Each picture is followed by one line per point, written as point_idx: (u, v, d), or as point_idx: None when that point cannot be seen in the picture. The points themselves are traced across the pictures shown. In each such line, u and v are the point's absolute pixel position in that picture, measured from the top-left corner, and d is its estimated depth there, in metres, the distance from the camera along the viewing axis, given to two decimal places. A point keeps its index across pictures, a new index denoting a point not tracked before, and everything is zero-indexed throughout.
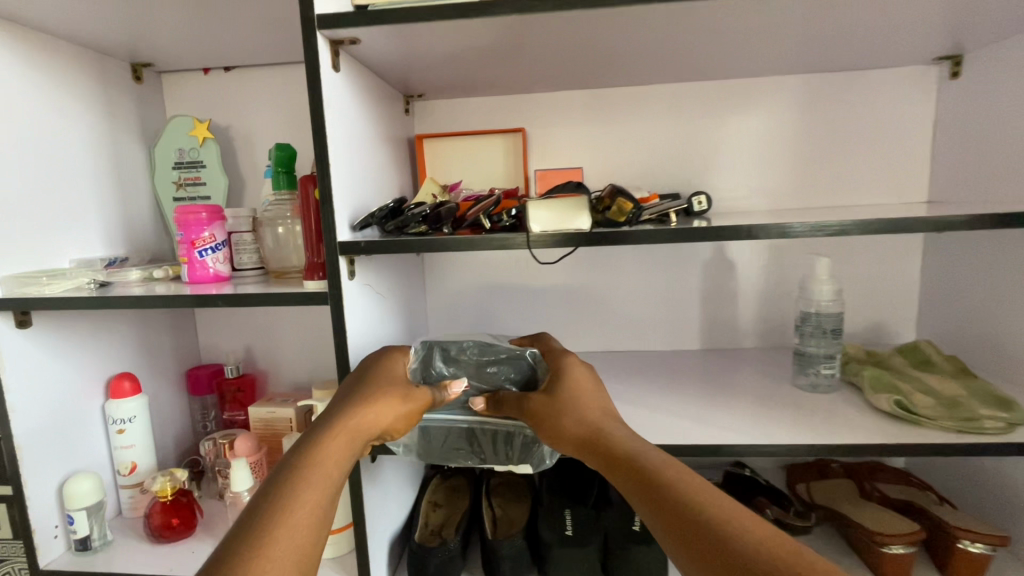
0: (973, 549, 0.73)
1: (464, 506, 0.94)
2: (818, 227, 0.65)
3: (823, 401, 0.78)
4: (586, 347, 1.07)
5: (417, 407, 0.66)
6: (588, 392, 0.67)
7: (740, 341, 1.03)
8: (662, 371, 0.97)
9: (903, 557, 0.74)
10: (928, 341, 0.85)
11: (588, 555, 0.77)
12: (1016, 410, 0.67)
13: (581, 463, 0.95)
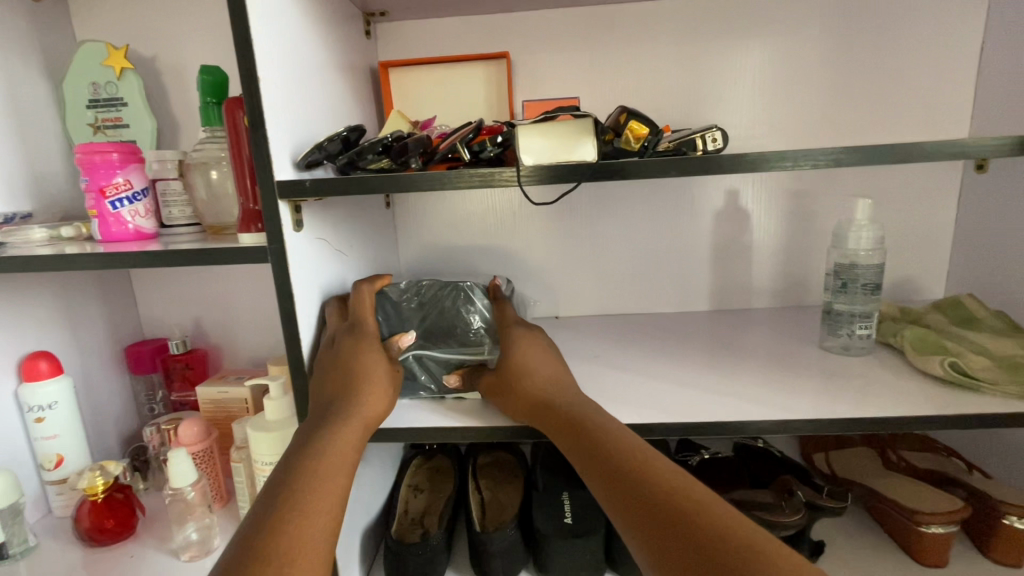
0: (1018, 526, 0.65)
1: (446, 492, 0.83)
2: (871, 157, 0.53)
3: (854, 364, 0.68)
4: (581, 310, 0.95)
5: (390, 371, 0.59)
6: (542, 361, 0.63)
7: (752, 300, 0.93)
8: (667, 335, 0.87)
9: (941, 536, 0.65)
10: (969, 296, 0.75)
11: (593, 549, 0.67)
12: None
13: None
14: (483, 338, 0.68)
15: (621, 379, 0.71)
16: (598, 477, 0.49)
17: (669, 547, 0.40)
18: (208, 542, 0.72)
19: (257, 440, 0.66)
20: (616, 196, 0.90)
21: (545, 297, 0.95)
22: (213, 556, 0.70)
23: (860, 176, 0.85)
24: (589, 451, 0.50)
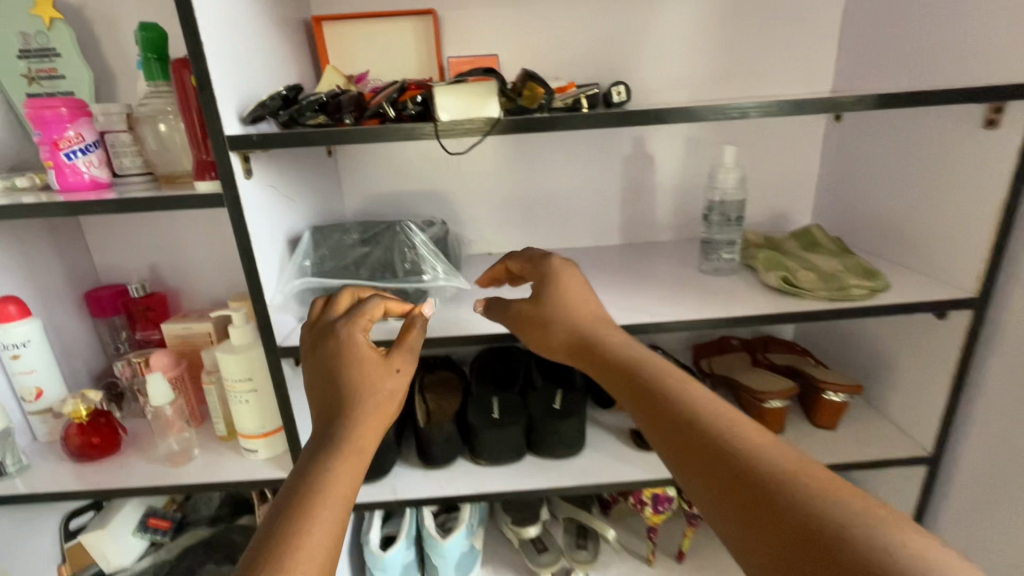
0: (831, 398, 0.86)
1: None
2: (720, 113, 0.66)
3: (720, 282, 0.85)
4: (510, 247, 1.08)
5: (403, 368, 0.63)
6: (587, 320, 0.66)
7: (656, 235, 1.08)
8: (582, 266, 1.01)
9: (775, 408, 0.87)
10: (817, 226, 0.93)
11: (514, 433, 0.84)
12: (877, 278, 0.77)
13: (509, 356, 1.01)
14: (421, 263, 0.77)
15: None
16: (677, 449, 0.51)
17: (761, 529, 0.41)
18: (188, 450, 0.84)
19: (225, 361, 0.77)
20: (539, 145, 1.01)
21: (481, 236, 1.07)
22: (194, 462, 0.82)
23: (743, 126, 0.99)
24: (665, 413, 0.53)
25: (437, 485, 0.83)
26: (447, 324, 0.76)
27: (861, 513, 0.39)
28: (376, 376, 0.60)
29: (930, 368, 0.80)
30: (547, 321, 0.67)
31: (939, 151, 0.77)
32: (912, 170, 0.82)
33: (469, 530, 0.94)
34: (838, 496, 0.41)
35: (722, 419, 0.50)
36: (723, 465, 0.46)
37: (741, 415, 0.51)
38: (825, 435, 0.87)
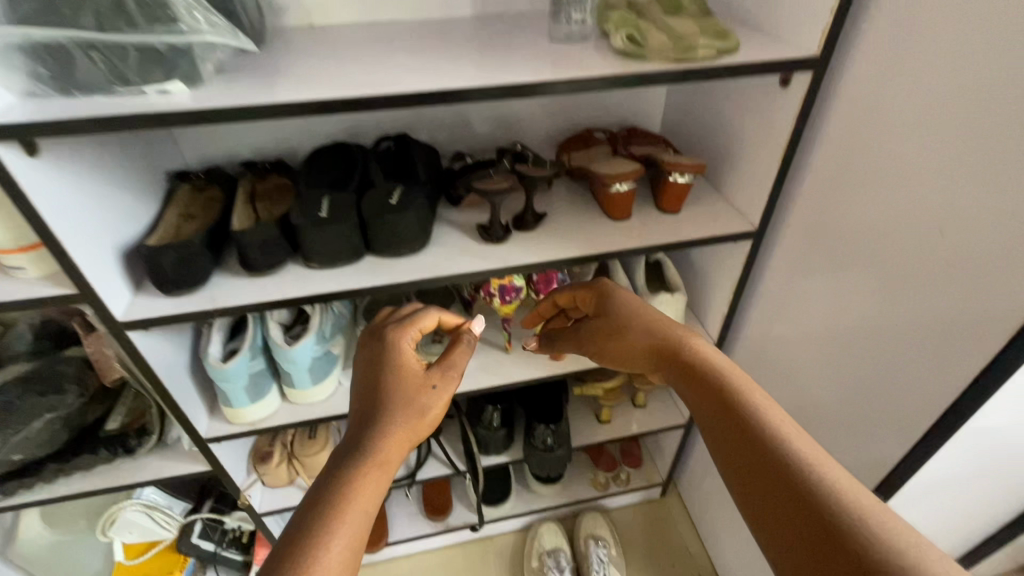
0: (676, 179, 0.86)
1: (217, 211, 0.86)
2: None
3: (569, 51, 0.75)
4: (339, 17, 0.88)
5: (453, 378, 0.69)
6: (641, 311, 0.73)
7: (514, 4, 0.92)
8: (425, 39, 0.85)
9: (622, 192, 0.86)
10: None
11: (343, 231, 0.77)
12: (728, 39, 0.70)
13: (348, 153, 0.89)
14: (171, 7, 0.58)
15: (357, 72, 0.71)
16: (719, 417, 0.58)
17: (779, 498, 0.50)
18: None
19: None
20: None
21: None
22: None
23: None
24: (710, 392, 0.60)
25: (268, 290, 0.77)
26: (227, 96, 0.62)
27: (883, 516, 0.45)
28: (423, 395, 0.65)
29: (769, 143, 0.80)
30: (620, 324, 0.74)
31: None
32: None
33: (321, 337, 0.93)
34: (864, 498, 0.47)
35: (771, 414, 0.55)
36: (763, 458, 0.52)
37: (780, 409, 0.56)
38: (668, 219, 0.89)
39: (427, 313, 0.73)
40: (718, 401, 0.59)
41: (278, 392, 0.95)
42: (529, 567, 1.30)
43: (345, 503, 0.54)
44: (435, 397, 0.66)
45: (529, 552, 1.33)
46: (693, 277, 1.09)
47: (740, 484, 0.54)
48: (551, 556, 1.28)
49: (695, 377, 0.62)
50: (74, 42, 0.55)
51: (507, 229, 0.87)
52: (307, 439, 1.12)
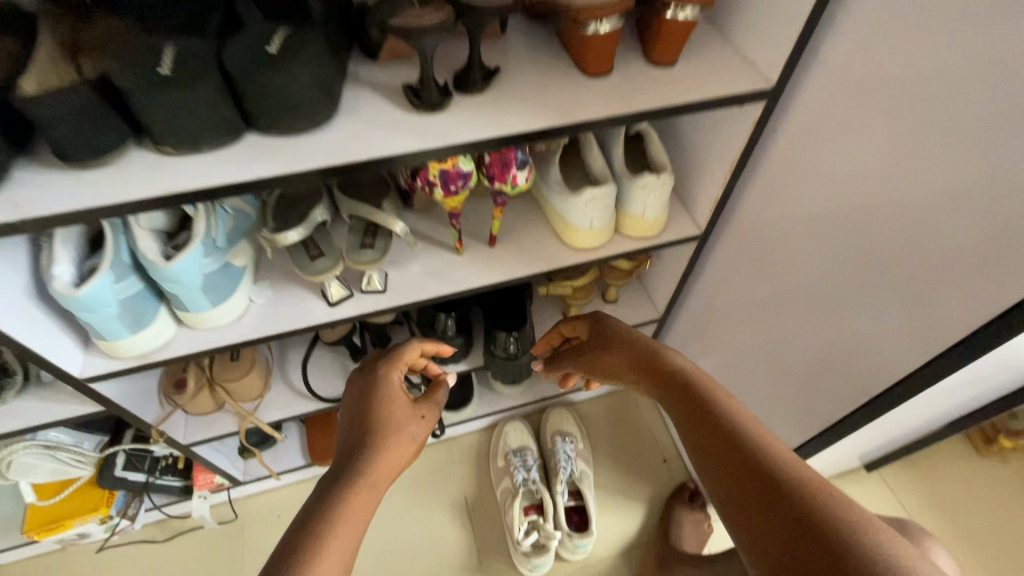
0: (677, 15, 0.63)
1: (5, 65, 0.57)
2: None
3: None
4: None
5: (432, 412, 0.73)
6: (625, 329, 0.77)
7: None
8: None
9: (604, 34, 0.62)
10: None
11: (201, 96, 0.53)
12: None
13: None
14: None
15: None
16: (691, 424, 0.59)
17: (749, 490, 0.50)
18: None
19: None
20: None
21: None
22: None
23: None
24: (683, 403, 0.62)
25: (104, 188, 0.54)
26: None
27: (851, 508, 0.45)
28: (410, 423, 0.68)
29: None
30: (604, 342, 0.78)
31: None
32: None
33: (210, 246, 0.72)
34: (833, 491, 0.47)
35: (745, 422, 0.56)
36: (735, 451, 0.53)
37: (749, 412, 0.58)
38: (660, 76, 0.68)
39: (411, 347, 0.78)
40: (691, 407, 0.61)
41: (172, 315, 0.76)
42: (495, 465, 1.26)
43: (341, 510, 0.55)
44: (418, 424, 0.69)
45: (494, 450, 1.28)
46: (680, 153, 0.90)
47: (714, 475, 0.54)
48: (517, 454, 1.23)
49: (668, 387, 0.65)
50: None
51: (448, 92, 0.64)
52: (229, 362, 0.95)
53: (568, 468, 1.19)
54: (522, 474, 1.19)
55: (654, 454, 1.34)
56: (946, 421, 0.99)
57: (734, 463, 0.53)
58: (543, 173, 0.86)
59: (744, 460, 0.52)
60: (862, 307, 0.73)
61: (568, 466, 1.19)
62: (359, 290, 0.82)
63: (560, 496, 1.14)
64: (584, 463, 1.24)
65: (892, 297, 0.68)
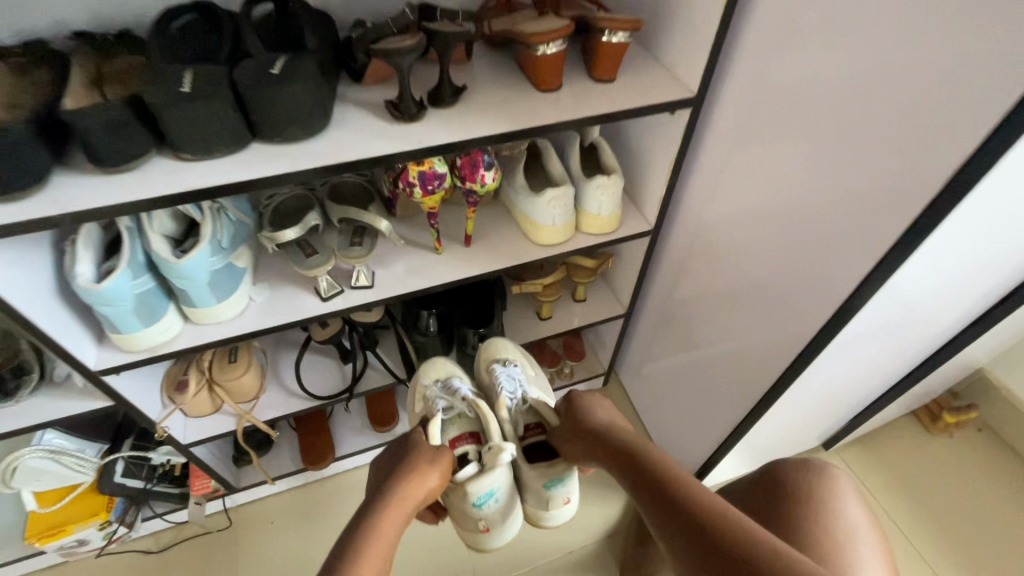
0: (611, 41, 0.76)
1: (45, 93, 0.67)
2: None
3: None
4: None
5: (441, 477, 0.72)
6: (595, 400, 0.85)
7: None
8: None
9: (549, 56, 0.75)
10: None
11: (215, 110, 0.63)
12: None
13: (211, 14, 0.71)
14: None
15: None
16: (649, 499, 0.65)
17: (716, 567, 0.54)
18: None
19: None
20: None
21: None
22: None
23: None
24: (643, 477, 0.67)
25: (125, 189, 0.64)
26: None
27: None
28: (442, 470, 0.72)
29: (706, 4, 0.74)
30: (573, 432, 0.80)
31: None
32: None
33: (217, 247, 0.80)
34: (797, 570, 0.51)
35: (698, 497, 0.61)
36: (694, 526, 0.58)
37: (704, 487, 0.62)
38: (603, 89, 0.81)
39: (416, 440, 0.75)
40: (647, 481, 0.66)
41: (178, 312, 0.84)
42: (413, 411, 0.94)
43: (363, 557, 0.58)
44: (431, 487, 0.70)
45: (412, 396, 0.97)
46: (630, 160, 1.02)
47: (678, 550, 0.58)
48: (439, 386, 0.92)
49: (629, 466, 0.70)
50: None
51: (420, 109, 0.75)
52: (227, 362, 1.02)
53: (517, 391, 0.91)
54: (443, 402, 0.88)
55: None
56: (887, 380, 1.09)
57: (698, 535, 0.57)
58: (509, 177, 0.97)
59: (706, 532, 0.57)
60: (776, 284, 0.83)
61: (516, 390, 0.91)
62: (348, 286, 0.91)
63: (512, 431, 0.86)
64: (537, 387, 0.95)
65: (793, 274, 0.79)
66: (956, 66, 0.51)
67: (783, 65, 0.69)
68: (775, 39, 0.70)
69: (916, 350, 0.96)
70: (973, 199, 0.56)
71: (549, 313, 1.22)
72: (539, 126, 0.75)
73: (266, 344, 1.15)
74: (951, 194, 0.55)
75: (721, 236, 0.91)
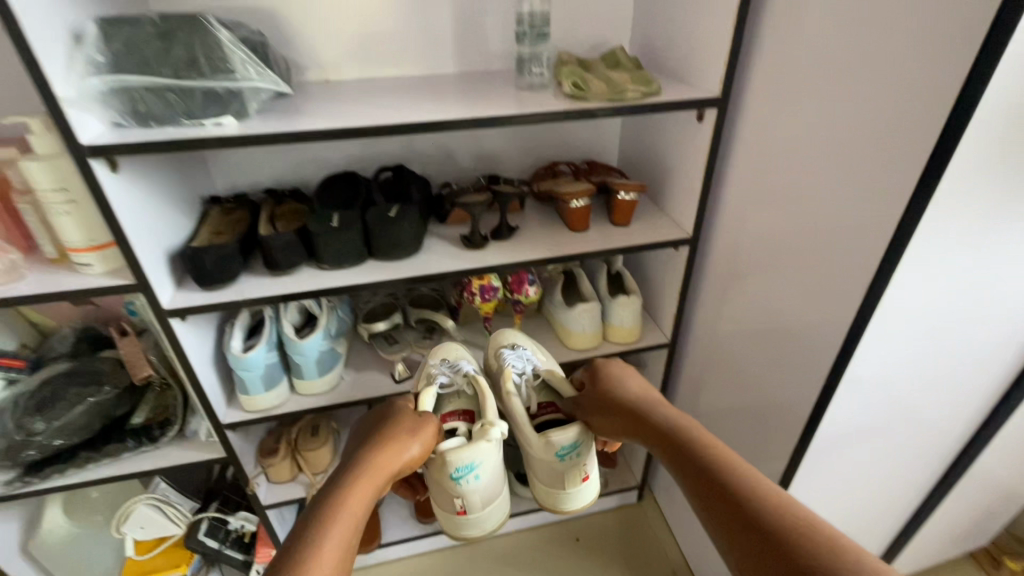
0: (625, 197, 1.05)
1: (244, 226, 1.03)
2: None
3: (531, 95, 0.97)
4: (346, 74, 1.11)
5: (419, 449, 0.78)
6: (623, 372, 0.89)
7: (487, 61, 1.17)
8: (416, 88, 1.07)
9: (579, 207, 1.04)
10: (621, 49, 1.06)
11: (351, 237, 0.95)
12: (652, 85, 0.92)
13: (353, 179, 1.08)
14: (229, 59, 0.79)
15: (364, 112, 0.90)
16: (694, 477, 0.69)
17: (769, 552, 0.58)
18: (18, 270, 0.85)
19: (31, 169, 0.76)
20: None
21: (317, 63, 1.08)
22: (23, 281, 0.84)
23: None
24: (685, 457, 0.72)
25: (285, 285, 0.94)
26: (268, 122, 0.81)
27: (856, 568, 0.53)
28: (419, 441, 0.79)
29: (693, 173, 1.03)
30: (605, 411, 0.85)
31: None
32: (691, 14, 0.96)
33: (327, 334, 1.07)
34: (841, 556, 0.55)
35: (744, 483, 0.65)
36: (744, 509, 0.62)
37: (752, 471, 0.67)
38: (621, 229, 1.08)
39: (398, 411, 0.83)
40: (690, 462, 0.71)
41: (288, 384, 1.09)
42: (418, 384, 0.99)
43: (331, 519, 0.65)
44: (406, 457, 0.77)
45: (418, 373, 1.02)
46: (649, 285, 1.25)
47: (728, 530, 0.63)
48: (446, 364, 0.98)
49: (667, 445, 0.75)
50: (156, 85, 0.74)
51: (484, 240, 1.05)
52: (310, 435, 1.23)
53: (528, 368, 0.97)
54: (449, 375, 0.95)
55: (665, 566, 1.41)
56: (912, 500, 1.12)
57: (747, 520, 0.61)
58: (549, 294, 1.22)
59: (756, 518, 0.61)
60: (771, 387, 0.98)
61: (527, 366, 0.97)
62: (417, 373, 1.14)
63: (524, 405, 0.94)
64: (545, 362, 1.02)
65: (783, 376, 0.94)
66: (858, 214, 0.74)
67: (752, 215, 0.94)
68: (744, 197, 0.97)
69: (924, 462, 1.03)
70: (890, 306, 0.74)
71: None
72: (571, 253, 1.02)
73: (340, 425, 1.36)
74: (870, 305, 0.74)
75: (725, 347, 1.09)
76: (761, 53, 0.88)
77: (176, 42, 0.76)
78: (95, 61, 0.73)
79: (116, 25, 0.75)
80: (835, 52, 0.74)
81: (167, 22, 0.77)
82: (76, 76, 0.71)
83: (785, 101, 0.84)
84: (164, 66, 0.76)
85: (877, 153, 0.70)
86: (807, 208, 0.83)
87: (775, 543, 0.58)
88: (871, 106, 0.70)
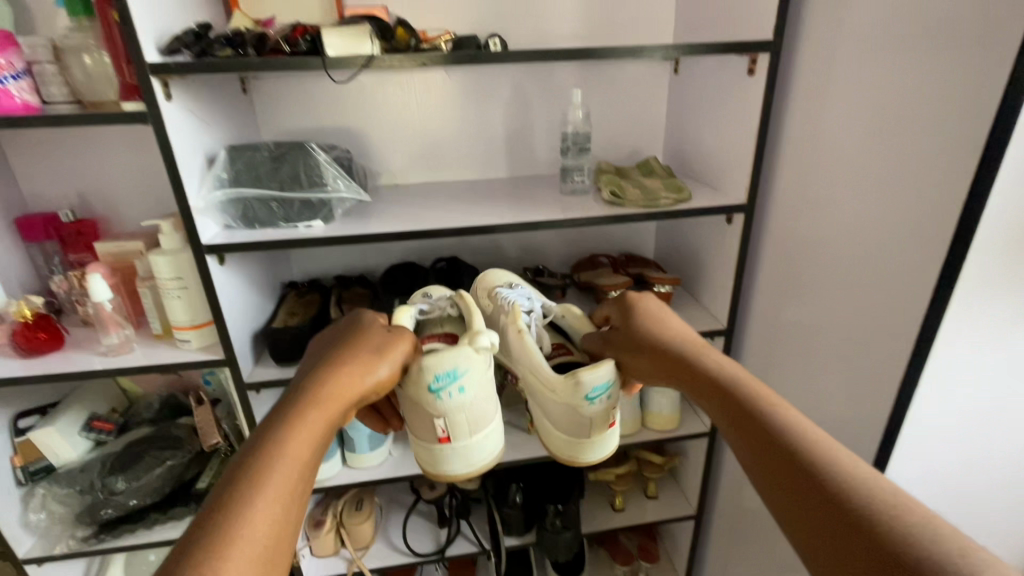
0: (660, 289, 1.13)
1: (316, 307, 1.16)
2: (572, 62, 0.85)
3: (574, 199, 1.09)
4: (412, 179, 1.28)
5: (385, 372, 0.66)
6: (663, 312, 0.80)
7: (534, 167, 1.32)
8: (472, 191, 1.22)
9: None
10: (655, 158, 1.19)
11: None
12: (684, 192, 1.03)
13: (413, 269, 1.21)
14: (324, 176, 0.95)
15: (428, 215, 1.04)
16: (737, 423, 0.60)
17: (818, 508, 0.48)
18: (129, 343, 0.99)
19: (157, 261, 0.92)
20: (440, 101, 1.22)
21: (389, 170, 1.26)
22: (132, 353, 0.97)
23: (605, 77, 1.22)
24: (727, 399, 0.62)
25: None
26: (349, 226, 0.95)
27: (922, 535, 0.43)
28: (386, 360, 0.67)
29: (725, 269, 1.10)
30: (637, 348, 0.76)
31: (729, 117, 1.04)
32: (716, 130, 1.09)
33: None
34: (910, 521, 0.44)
35: (800, 433, 0.55)
36: (791, 460, 0.53)
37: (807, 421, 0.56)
38: None
39: (365, 329, 0.70)
40: (732, 406, 0.61)
41: (342, 457, 1.15)
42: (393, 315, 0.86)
43: (266, 468, 0.50)
44: (366, 383, 0.64)
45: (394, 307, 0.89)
46: None
47: (770, 483, 0.54)
48: (430, 296, 0.87)
49: (706, 391, 0.66)
50: (265, 196, 0.91)
51: None
52: (354, 509, 1.27)
53: (536, 308, 0.90)
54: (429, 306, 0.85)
55: None
56: None
57: (797, 471, 0.52)
58: None
59: (804, 471, 0.51)
60: None
61: (535, 306, 0.90)
62: None
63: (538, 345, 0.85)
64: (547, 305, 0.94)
65: None
66: (882, 315, 0.79)
67: (784, 310, 0.99)
68: (776, 293, 1.02)
69: None
70: (920, 409, 0.77)
71: (622, 505, 1.35)
72: None
73: (382, 501, 1.40)
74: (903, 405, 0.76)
75: None
76: (783, 172, 0.98)
77: (284, 163, 0.94)
78: (221, 179, 0.91)
79: (242, 152, 0.94)
80: (849, 170, 0.83)
81: (279, 148, 0.96)
82: (206, 191, 0.89)
83: (808, 208, 0.92)
84: (273, 181, 0.93)
85: (894, 264, 0.76)
86: (835, 305, 0.88)
87: (828, 500, 0.48)
88: (884, 218, 0.77)
